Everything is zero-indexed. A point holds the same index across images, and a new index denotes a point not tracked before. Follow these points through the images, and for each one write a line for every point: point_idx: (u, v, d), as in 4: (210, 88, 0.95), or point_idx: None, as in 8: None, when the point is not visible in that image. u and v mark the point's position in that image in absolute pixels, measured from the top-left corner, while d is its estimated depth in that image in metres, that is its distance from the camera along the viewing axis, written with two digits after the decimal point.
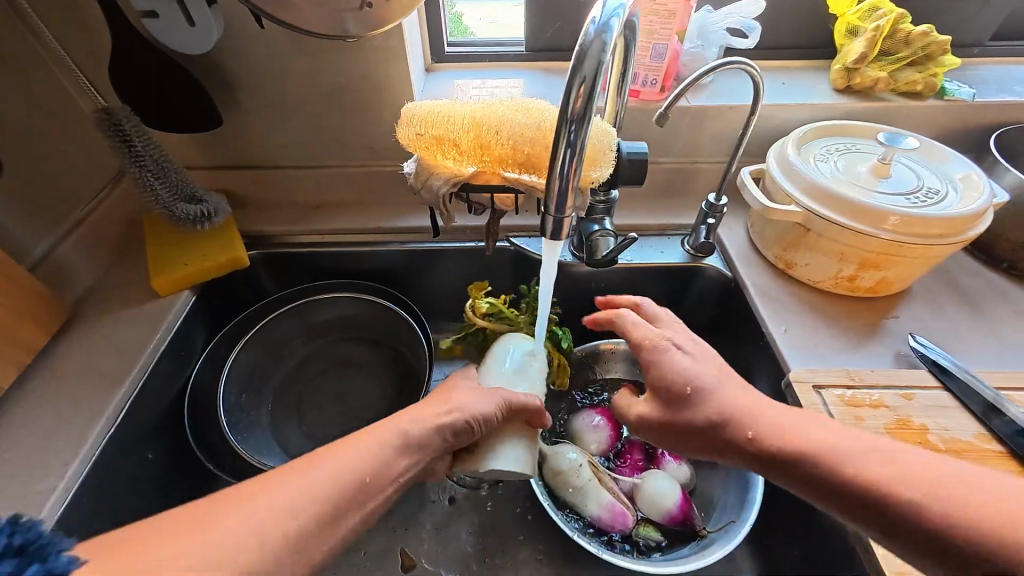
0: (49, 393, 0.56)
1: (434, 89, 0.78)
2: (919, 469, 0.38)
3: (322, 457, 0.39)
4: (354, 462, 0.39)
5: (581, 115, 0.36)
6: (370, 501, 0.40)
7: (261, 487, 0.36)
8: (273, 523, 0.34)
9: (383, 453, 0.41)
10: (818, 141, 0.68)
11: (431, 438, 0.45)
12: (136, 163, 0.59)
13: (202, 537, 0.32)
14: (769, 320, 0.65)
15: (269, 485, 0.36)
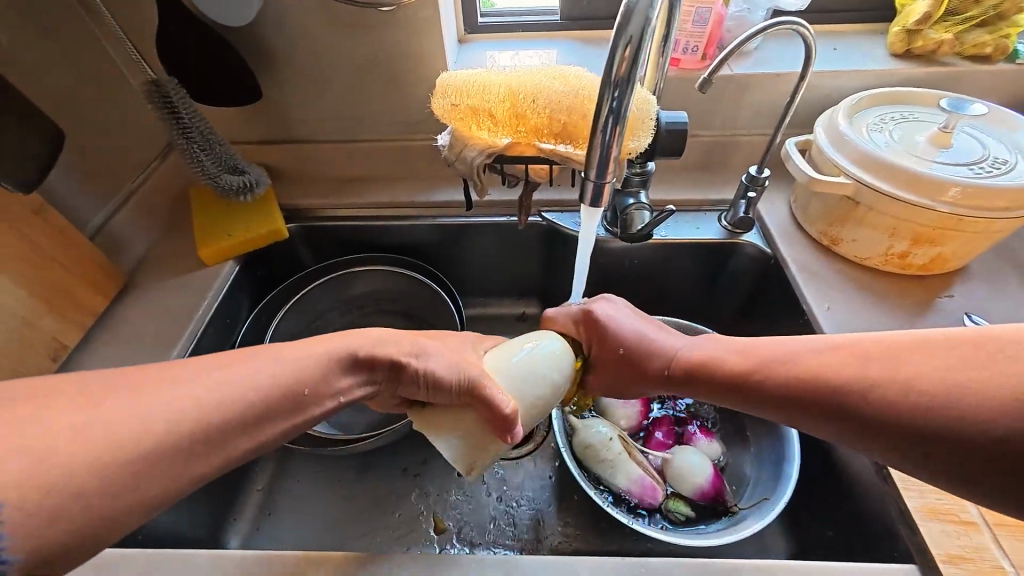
0: (110, 353, 0.60)
1: (468, 61, 0.77)
2: (803, 357, 0.43)
3: (257, 357, 0.38)
4: (289, 367, 0.39)
5: (625, 78, 0.35)
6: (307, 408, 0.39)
7: (182, 375, 0.34)
8: (190, 411, 0.33)
9: (323, 365, 0.40)
10: (873, 109, 0.64)
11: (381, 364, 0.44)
12: (183, 134, 0.61)
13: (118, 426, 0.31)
14: (811, 298, 0.62)
15: (190, 373, 0.35)
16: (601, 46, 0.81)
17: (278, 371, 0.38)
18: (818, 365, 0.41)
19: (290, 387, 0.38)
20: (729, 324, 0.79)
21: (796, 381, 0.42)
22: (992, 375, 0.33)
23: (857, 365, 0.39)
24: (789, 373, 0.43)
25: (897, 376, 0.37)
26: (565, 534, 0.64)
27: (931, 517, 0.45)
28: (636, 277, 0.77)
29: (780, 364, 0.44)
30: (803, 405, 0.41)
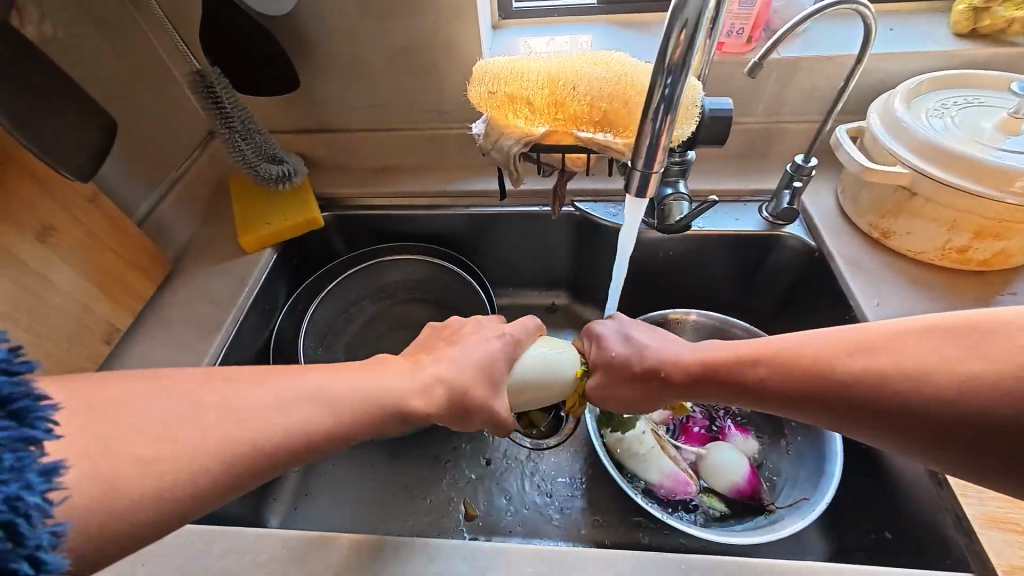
0: (158, 336, 0.63)
1: (502, 47, 0.76)
2: (795, 353, 0.42)
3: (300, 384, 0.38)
4: (324, 388, 0.39)
5: (679, 63, 0.34)
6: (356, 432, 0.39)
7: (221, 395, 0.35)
8: (233, 419, 0.33)
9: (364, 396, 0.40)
10: (933, 94, 0.60)
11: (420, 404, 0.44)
12: (226, 124, 0.63)
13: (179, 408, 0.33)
14: (858, 293, 0.60)
15: (228, 382, 0.35)
16: (640, 30, 0.79)
17: (313, 392, 0.38)
18: (814, 361, 0.40)
19: (326, 398, 0.38)
20: (766, 319, 0.77)
21: (795, 381, 0.41)
22: (993, 361, 0.33)
23: (852, 360, 0.38)
24: (785, 372, 0.42)
25: (893, 369, 0.36)
26: (595, 525, 0.64)
27: (991, 526, 0.43)
28: (671, 269, 0.76)
29: (776, 363, 0.42)
30: (811, 406, 0.40)
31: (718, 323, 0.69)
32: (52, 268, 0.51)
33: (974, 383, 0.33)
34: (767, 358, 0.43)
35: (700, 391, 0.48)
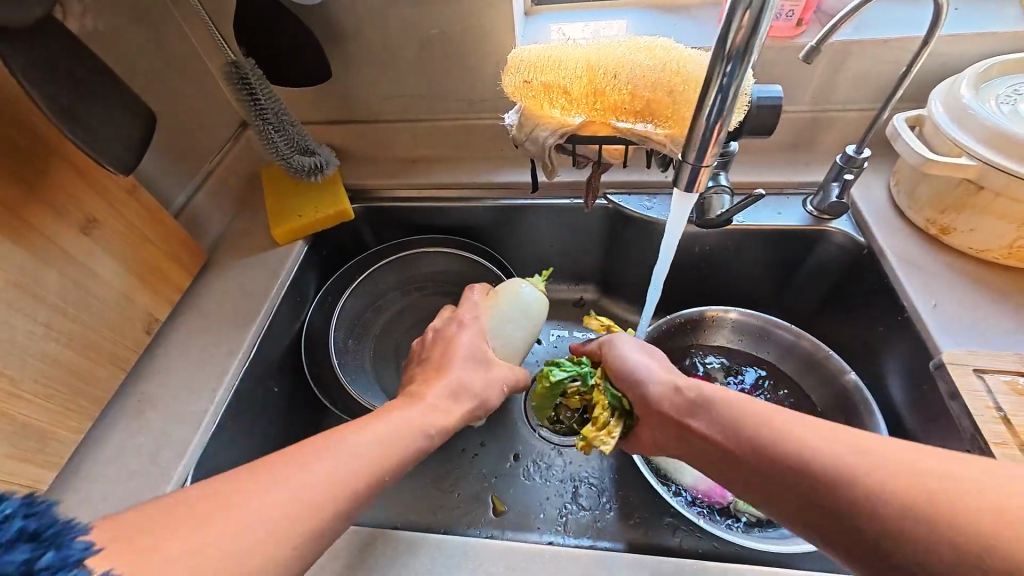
0: (194, 327, 0.64)
1: (535, 33, 0.74)
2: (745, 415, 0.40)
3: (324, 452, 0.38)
4: (355, 452, 0.39)
5: (741, 50, 0.31)
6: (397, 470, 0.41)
7: (259, 482, 0.34)
8: (283, 502, 0.34)
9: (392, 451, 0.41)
10: (1004, 79, 0.56)
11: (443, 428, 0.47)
12: (260, 117, 0.62)
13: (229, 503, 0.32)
14: (914, 293, 0.56)
15: (256, 477, 0.35)
16: (680, 13, 0.75)
17: (346, 457, 0.38)
18: (759, 433, 0.38)
19: (355, 457, 0.38)
20: (808, 317, 0.73)
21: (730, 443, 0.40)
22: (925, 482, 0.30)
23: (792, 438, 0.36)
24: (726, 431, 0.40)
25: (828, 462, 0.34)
26: (624, 526, 0.63)
27: None
28: (707, 264, 0.73)
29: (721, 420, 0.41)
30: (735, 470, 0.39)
31: (760, 324, 0.67)
32: (96, 262, 0.52)
33: (897, 513, 0.30)
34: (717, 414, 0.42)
35: (664, 435, 0.48)
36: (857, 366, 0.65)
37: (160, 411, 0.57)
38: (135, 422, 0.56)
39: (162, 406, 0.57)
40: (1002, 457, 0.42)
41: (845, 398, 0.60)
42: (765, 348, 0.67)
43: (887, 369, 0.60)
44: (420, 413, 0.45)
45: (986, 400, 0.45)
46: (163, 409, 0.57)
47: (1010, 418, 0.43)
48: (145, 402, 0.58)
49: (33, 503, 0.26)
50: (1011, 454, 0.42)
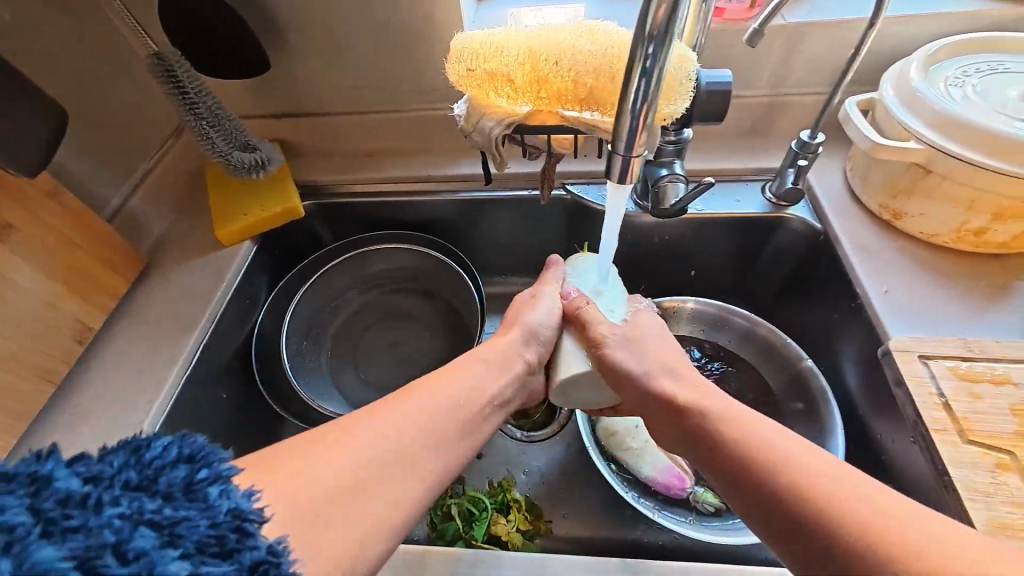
0: (133, 335, 0.61)
1: (486, 18, 0.71)
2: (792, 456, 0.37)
3: (404, 405, 0.41)
4: (430, 415, 0.42)
5: (662, 33, 0.30)
6: (475, 414, 0.45)
7: (349, 436, 0.37)
8: (365, 460, 0.36)
9: (462, 397, 0.45)
10: (954, 61, 0.55)
11: (516, 356, 0.52)
12: (190, 111, 0.59)
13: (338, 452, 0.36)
14: (865, 279, 0.56)
15: (351, 434, 0.38)
16: None
17: (427, 418, 0.41)
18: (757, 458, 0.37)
19: (434, 419, 0.42)
20: (770, 305, 0.73)
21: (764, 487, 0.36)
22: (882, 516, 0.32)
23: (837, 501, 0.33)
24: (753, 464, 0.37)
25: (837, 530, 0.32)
26: (586, 522, 0.63)
27: (1000, 534, 0.37)
28: (668, 254, 0.72)
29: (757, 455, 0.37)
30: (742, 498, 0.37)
31: (716, 311, 0.66)
32: (16, 270, 0.50)
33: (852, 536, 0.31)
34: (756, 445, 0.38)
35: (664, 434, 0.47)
36: (814, 353, 0.65)
37: (94, 424, 0.55)
38: (69, 436, 0.54)
39: (96, 419, 0.55)
40: (941, 442, 0.42)
41: (801, 384, 0.60)
42: (720, 335, 0.66)
43: (841, 356, 0.60)
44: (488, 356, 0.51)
45: (929, 386, 0.45)
46: (97, 423, 0.55)
47: (950, 404, 0.44)
48: (79, 415, 0.56)
49: (194, 440, 0.29)
50: (950, 440, 0.42)
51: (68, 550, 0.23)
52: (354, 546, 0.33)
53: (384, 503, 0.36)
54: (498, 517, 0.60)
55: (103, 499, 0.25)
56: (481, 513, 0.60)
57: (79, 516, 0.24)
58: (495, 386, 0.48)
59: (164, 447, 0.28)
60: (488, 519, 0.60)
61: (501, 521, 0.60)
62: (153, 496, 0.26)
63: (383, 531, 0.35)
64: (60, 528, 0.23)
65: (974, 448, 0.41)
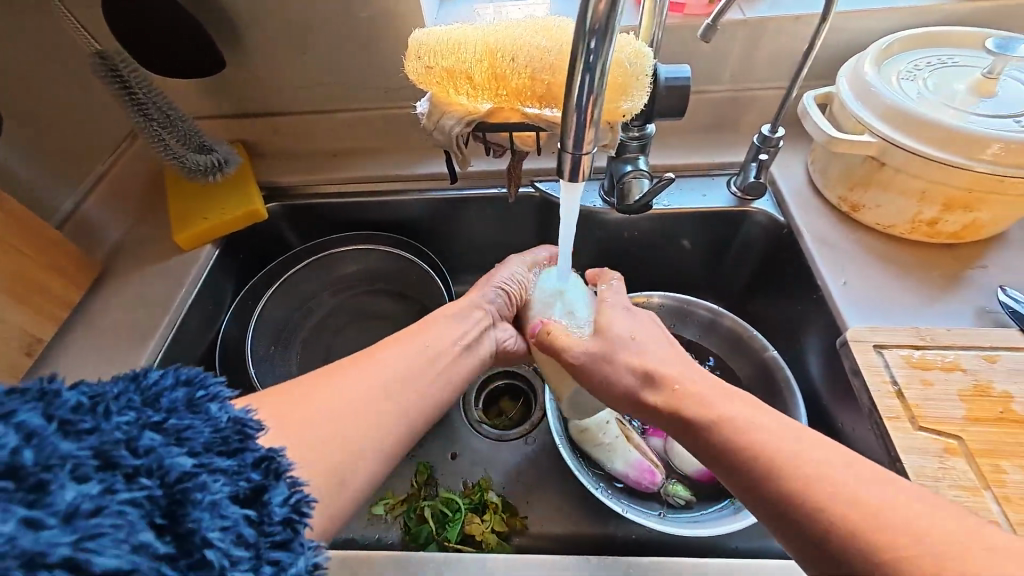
0: (88, 345, 0.60)
1: (449, 14, 0.70)
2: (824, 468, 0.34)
3: (376, 355, 0.45)
4: (402, 359, 0.45)
5: (602, 28, 0.30)
6: (445, 358, 0.49)
7: (327, 380, 0.41)
8: (344, 397, 0.40)
9: (432, 345, 0.49)
10: (906, 55, 0.56)
11: (476, 310, 0.56)
12: (140, 112, 0.59)
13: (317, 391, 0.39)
14: (824, 271, 0.57)
15: (327, 379, 0.41)
16: None
17: (400, 363, 0.45)
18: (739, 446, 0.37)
19: (406, 363, 0.45)
20: (739, 298, 0.73)
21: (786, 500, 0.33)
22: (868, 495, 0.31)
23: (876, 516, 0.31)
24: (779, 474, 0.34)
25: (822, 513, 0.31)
26: (560, 520, 0.62)
27: None
28: (637, 250, 0.72)
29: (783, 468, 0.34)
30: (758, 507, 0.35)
31: (681, 304, 0.66)
32: None
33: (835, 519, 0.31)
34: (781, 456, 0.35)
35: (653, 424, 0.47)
36: (780, 345, 0.66)
37: None
38: None
39: None
40: (894, 429, 0.43)
41: (767, 375, 0.61)
42: (686, 328, 0.67)
43: (805, 347, 0.61)
44: (453, 312, 0.55)
45: (882, 374, 0.46)
46: None
47: (903, 391, 0.45)
48: None
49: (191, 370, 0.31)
50: (902, 427, 0.43)
51: (84, 447, 0.24)
52: (350, 466, 0.38)
53: (376, 430, 0.40)
54: (473, 518, 0.60)
55: (110, 407, 0.27)
56: (454, 514, 0.60)
57: (89, 420, 0.25)
58: (461, 337, 0.52)
59: (161, 376, 0.30)
60: (461, 520, 0.60)
61: (475, 522, 0.60)
62: (156, 409, 0.28)
63: (376, 455, 0.40)
64: (75, 428, 0.25)
65: (925, 434, 0.42)
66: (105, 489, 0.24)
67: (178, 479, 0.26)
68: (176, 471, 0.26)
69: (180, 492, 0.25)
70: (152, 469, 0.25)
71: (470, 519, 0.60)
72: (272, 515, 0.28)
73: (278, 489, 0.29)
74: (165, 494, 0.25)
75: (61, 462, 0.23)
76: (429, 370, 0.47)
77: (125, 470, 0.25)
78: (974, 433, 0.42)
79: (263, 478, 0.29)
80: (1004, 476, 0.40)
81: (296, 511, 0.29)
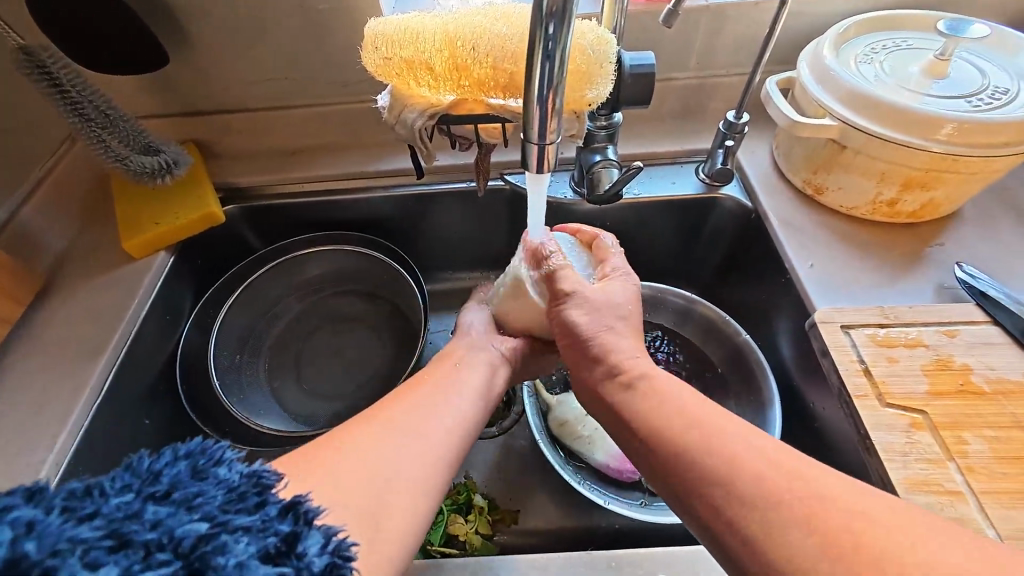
0: (33, 364, 0.56)
1: (408, 4, 0.68)
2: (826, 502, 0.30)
3: (393, 397, 0.43)
4: (420, 394, 0.44)
5: (559, 13, 0.29)
6: (461, 383, 0.47)
7: (350, 432, 0.38)
8: (374, 441, 0.38)
9: (446, 380, 0.47)
10: (862, 39, 0.57)
11: (472, 340, 0.54)
12: (75, 111, 0.55)
13: (344, 442, 0.37)
14: (792, 254, 0.58)
15: (349, 431, 0.38)
16: None
17: (420, 398, 0.43)
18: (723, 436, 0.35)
19: (426, 397, 0.43)
20: (711, 283, 0.74)
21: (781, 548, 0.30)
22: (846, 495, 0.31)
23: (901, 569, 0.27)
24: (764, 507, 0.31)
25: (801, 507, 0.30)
26: (543, 515, 0.62)
27: (916, 490, 0.39)
28: None
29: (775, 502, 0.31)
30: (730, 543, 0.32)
31: (654, 292, 0.66)
32: None
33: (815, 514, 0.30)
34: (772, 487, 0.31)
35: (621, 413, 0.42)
36: (752, 329, 0.67)
37: None
38: None
39: None
40: (862, 407, 0.44)
41: (740, 358, 0.61)
42: (661, 316, 0.67)
43: (775, 329, 0.62)
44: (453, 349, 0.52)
45: (850, 354, 0.47)
46: None
47: (870, 369, 0.45)
48: None
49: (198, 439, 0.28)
50: (870, 405, 0.44)
51: (91, 531, 0.22)
52: (390, 504, 0.35)
53: (418, 461, 0.38)
54: (459, 519, 0.58)
55: (106, 490, 0.24)
56: (438, 517, 0.58)
57: (90, 505, 0.23)
58: (472, 363, 0.50)
59: (161, 453, 0.27)
60: (448, 522, 0.58)
61: (461, 522, 0.58)
62: (159, 486, 0.25)
63: (416, 489, 0.37)
64: (76, 516, 0.22)
65: (892, 410, 0.43)
66: (122, 571, 0.21)
67: (193, 545, 0.23)
68: (191, 536, 0.23)
69: (198, 558, 0.23)
70: (164, 543, 0.23)
71: (456, 522, 0.58)
72: (311, 566, 0.25)
73: (312, 537, 0.26)
74: (184, 564, 0.22)
75: (70, 545, 0.21)
76: (450, 397, 0.45)
77: (138, 547, 0.22)
78: (938, 407, 0.43)
79: (293, 526, 0.26)
80: (966, 447, 0.41)
81: (337, 554, 0.26)
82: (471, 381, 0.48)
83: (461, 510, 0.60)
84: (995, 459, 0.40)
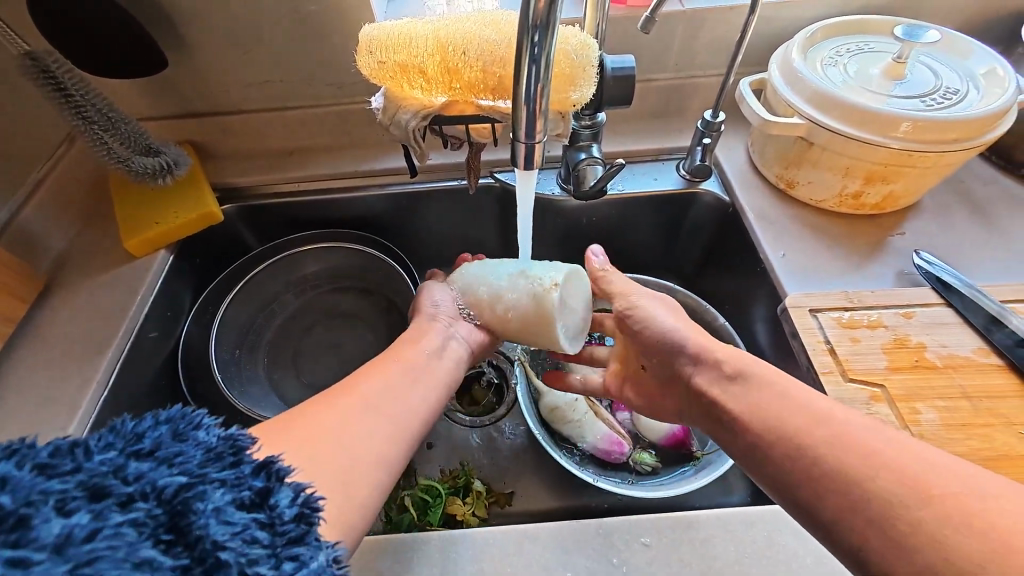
0: (38, 360, 0.57)
1: (399, 9, 0.70)
2: (820, 432, 0.37)
3: (366, 374, 0.45)
4: (393, 375, 0.46)
5: (544, 22, 0.32)
6: (422, 368, 0.49)
7: (324, 404, 0.40)
8: (352, 416, 0.40)
9: (407, 363, 0.48)
10: (828, 43, 0.61)
11: (434, 322, 0.55)
12: (79, 115, 0.57)
13: (322, 412, 0.39)
14: (765, 244, 0.62)
15: (326, 404, 0.40)
16: None
17: (391, 380, 0.45)
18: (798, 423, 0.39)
19: (397, 379, 0.46)
20: (692, 274, 0.77)
21: (761, 460, 0.40)
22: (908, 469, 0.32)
23: (834, 490, 0.34)
24: (776, 448, 0.39)
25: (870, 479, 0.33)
26: (538, 497, 0.65)
27: None
28: (597, 234, 0.75)
29: (765, 425, 0.41)
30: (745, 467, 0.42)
31: (637, 283, 0.70)
32: None
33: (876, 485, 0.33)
34: (774, 420, 0.40)
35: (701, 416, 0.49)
36: (731, 316, 0.70)
37: None
38: None
39: None
40: (827, 383, 0.48)
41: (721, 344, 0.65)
42: None
43: (752, 316, 0.65)
44: (411, 332, 0.53)
45: (817, 335, 0.50)
46: None
47: (834, 349, 0.49)
48: None
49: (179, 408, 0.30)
50: (834, 380, 0.47)
51: (66, 485, 0.23)
52: (355, 479, 0.37)
53: (384, 443, 0.40)
54: (460, 504, 0.61)
55: (90, 446, 0.25)
56: (440, 502, 0.61)
57: (71, 459, 0.24)
58: (427, 344, 0.52)
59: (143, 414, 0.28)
60: (449, 505, 0.61)
61: (462, 507, 0.61)
62: (143, 444, 0.26)
63: (380, 466, 0.39)
64: (56, 470, 0.23)
65: (854, 385, 0.47)
66: (95, 517, 0.23)
67: (176, 493, 0.25)
68: (172, 486, 0.25)
69: (180, 503, 0.25)
70: (147, 492, 0.24)
71: (458, 506, 0.61)
72: (282, 516, 0.27)
73: (283, 492, 0.28)
74: (165, 509, 0.24)
75: (44, 496, 0.22)
76: (415, 382, 0.47)
77: (117, 498, 0.24)
78: (895, 380, 0.47)
79: (267, 482, 0.28)
80: (919, 416, 0.45)
81: (307, 506, 0.28)
82: (426, 369, 0.49)
83: (462, 495, 0.63)
84: (944, 426, 0.44)
